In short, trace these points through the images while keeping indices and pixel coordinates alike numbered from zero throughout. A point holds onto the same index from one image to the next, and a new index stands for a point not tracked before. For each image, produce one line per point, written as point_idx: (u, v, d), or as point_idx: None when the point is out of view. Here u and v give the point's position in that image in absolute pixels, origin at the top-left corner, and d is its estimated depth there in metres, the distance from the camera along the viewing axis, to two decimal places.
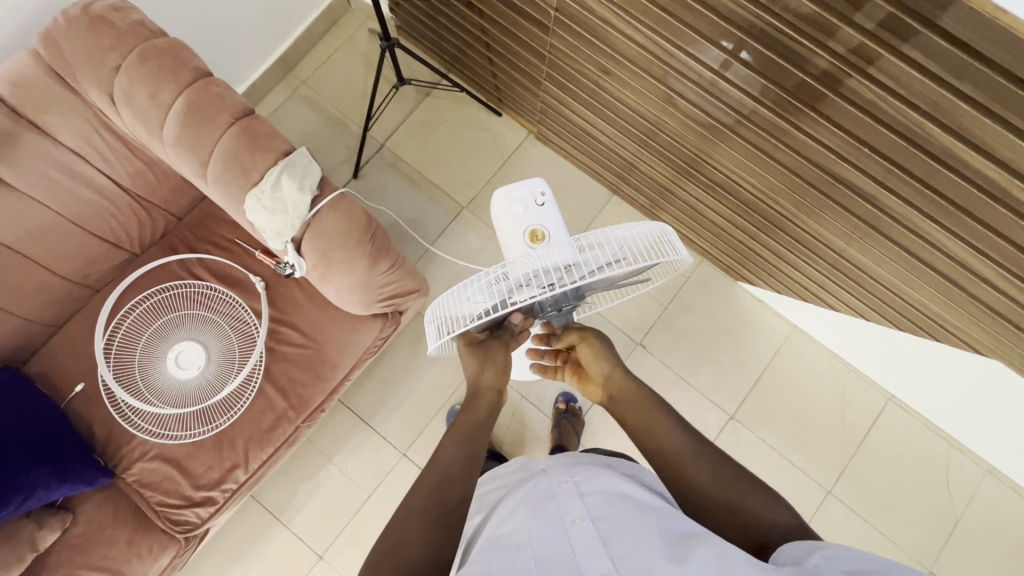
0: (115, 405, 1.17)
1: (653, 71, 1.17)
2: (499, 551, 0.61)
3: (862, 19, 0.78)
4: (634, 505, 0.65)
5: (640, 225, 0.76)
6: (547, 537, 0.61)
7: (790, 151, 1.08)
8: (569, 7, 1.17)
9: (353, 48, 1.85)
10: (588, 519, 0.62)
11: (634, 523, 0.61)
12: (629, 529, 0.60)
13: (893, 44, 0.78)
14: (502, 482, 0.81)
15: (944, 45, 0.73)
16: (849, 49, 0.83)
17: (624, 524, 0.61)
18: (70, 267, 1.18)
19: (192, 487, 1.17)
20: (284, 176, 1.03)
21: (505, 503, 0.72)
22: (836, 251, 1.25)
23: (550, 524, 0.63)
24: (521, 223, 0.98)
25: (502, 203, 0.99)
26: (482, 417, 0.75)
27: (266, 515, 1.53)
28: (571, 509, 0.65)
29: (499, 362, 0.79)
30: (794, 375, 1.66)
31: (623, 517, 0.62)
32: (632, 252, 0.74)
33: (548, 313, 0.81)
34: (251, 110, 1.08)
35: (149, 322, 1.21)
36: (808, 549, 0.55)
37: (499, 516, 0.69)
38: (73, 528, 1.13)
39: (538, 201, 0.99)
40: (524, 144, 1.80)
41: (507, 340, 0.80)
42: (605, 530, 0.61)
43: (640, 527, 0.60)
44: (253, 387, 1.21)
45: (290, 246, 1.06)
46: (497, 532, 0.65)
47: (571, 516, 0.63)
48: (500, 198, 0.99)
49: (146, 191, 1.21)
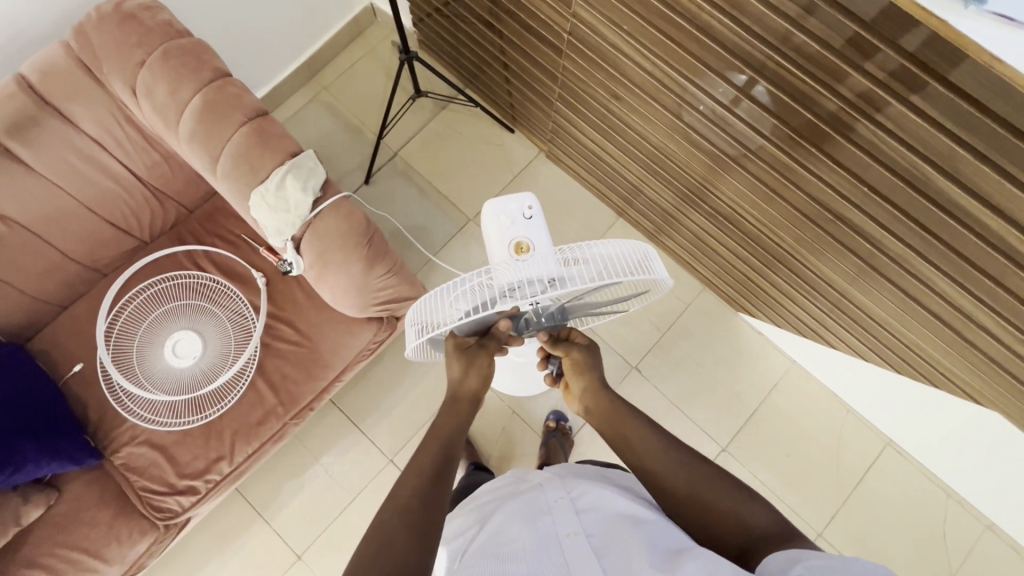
0: (112, 388, 1.20)
1: (664, 101, 1.19)
2: (495, 558, 0.62)
3: (872, 67, 0.79)
4: (627, 519, 0.67)
5: (624, 244, 0.74)
6: (541, 547, 0.62)
7: (795, 189, 1.09)
8: (582, 32, 1.20)
9: (376, 59, 1.90)
10: (582, 534, 0.64)
11: (626, 538, 0.63)
12: (622, 543, 0.62)
13: (902, 93, 0.79)
14: (497, 494, 0.82)
15: (947, 94, 0.74)
16: (856, 94, 0.84)
17: (618, 540, 0.63)
18: (80, 251, 1.21)
19: (176, 475, 1.18)
20: (289, 175, 1.03)
21: (500, 514, 0.73)
22: (838, 290, 1.24)
23: (544, 536, 0.64)
24: (507, 236, 0.92)
25: (490, 215, 0.93)
26: (460, 426, 0.75)
27: (250, 511, 1.54)
28: (565, 522, 0.66)
29: (483, 369, 0.79)
30: (790, 412, 1.64)
31: (615, 533, 0.64)
32: (614, 268, 0.72)
33: (531, 329, 0.85)
34: (264, 111, 1.09)
35: (150, 310, 1.24)
36: (791, 560, 0.54)
37: (494, 525, 0.71)
38: (57, 505, 1.15)
39: (526, 215, 0.93)
40: (534, 162, 1.83)
41: (493, 348, 0.82)
42: (598, 544, 0.63)
43: (632, 540, 0.62)
44: (244, 380, 1.22)
45: (289, 244, 1.06)
46: (493, 541, 0.67)
47: (565, 529, 0.65)
48: (488, 211, 0.93)
49: (160, 182, 1.23)
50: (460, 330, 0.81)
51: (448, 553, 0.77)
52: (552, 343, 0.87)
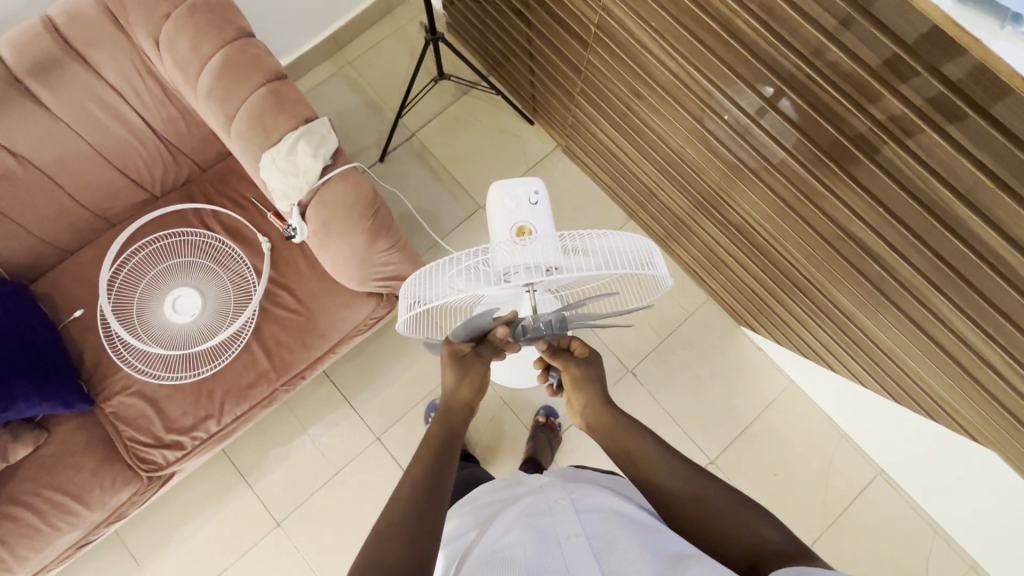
0: (110, 337, 1.21)
1: (686, 104, 1.17)
2: (499, 564, 0.63)
3: (909, 92, 0.77)
4: (628, 522, 0.69)
5: (628, 238, 0.70)
6: (543, 551, 0.64)
7: (811, 206, 1.07)
8: (610, 27, 1.19)
9: (403, 38, 1.90)
10: (582, 536, 0.66)
11: (627, 542, 0.65)
12: (623, 547, 0.64)
13: (937, 121, 0.77)
14: (496, 493, 0.83)
15: (981, 123, 0.71)
16: (888, 117, 0.82)
17: (619, 544, 0.65)
18: (91, 199, 1.21)
19: (164, 429, 1.19)
20: (301, 140, 1.02)
21: (500, 516, 0.75)
22: (844, 313, 1.22)
23: (546, 539, 0.66)
24: (509, 219, 0.91)
25: (495, 195, 0.92)
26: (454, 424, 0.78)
27: (234, 474, 1.55)
28: (566, 524, 0.68)
29: (477, 378, 0.82)
30: (783, 432, 1.62)
31: (616, 536, 0.66)
32: (614, 263, 0.69)
33: (529, 336, 0.81)
34: (283, 75, 1.08)
35: (154, 264, 1.25)
36: None
37: (495, 528, 0.73)
38: (46, 446, 1.17)
39: (531, 200, 0.92)
40: (550, 156, 1.81)
41: (488, 355, 0.84)
42: (598, 547, 0.65)
43: (632, 544, 0.64)
44: (240, 342, 1.23)
45: (295, 209, 1.06)
46: (496, 544, 0.68)
47: (566, 532, 0.67)
48: (494, 190, 0.92)
49: (176, 138, 1.23)
50: (456, 340, 0.82)
51: (445, 556, 0.78)
52: (552, 355, 0.86)
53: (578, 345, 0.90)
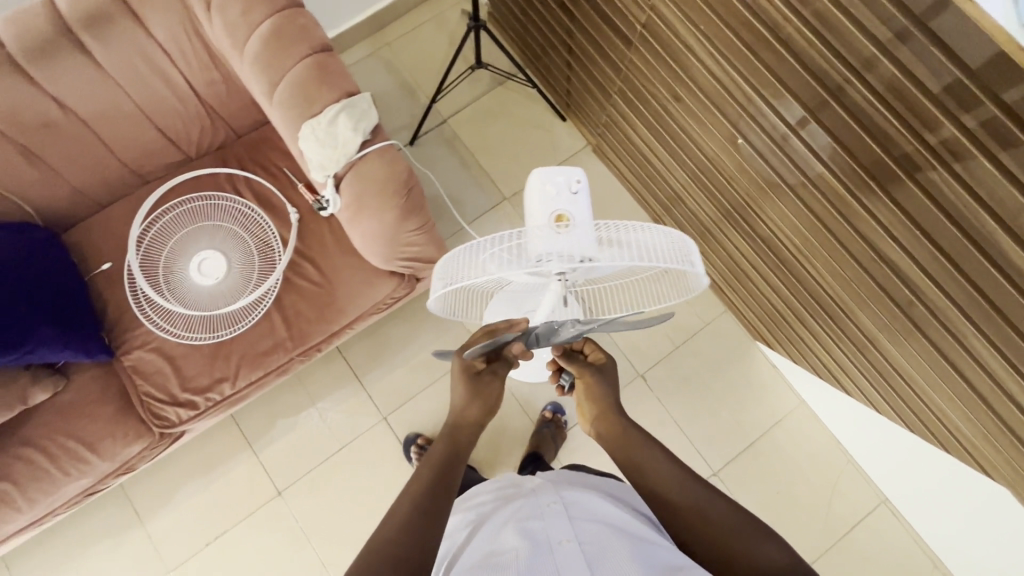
0: (135, 292, 1.23)
1: (726, 111, 1.16)
2: (491, 564, 0.65)
3: (966, 117, 0.76)
4: (619, 531, 0.71)
5: (666, 232, 0.68)
6: (536, 555, 0.66)
7: (845, 224, 1.06)
8: (656, 27, 1.18)
9: (444, 24, 1.90)
10: (574, 541, 0.68)
11: (617, 549, 0.66)
12: (614, 554, 0.66)
13: (990, 148, 0.76)
14: (492, 496, 0.85)
15: None
16: (939, 139, 0.81)
17: (609, 550, 0.66)
18: (129, 155, 1.23)
19: (179, 388, 1.21)
20: (343, 113, 1.01)
21: (494, 519, 0.77)
22: (866, 336, 1.21)
23: (538, 544, 0.68)
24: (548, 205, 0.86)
25: (537, 179, 0.86)
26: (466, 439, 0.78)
27: (240, 439, 1.57)
28: (558, 529, 0.70)
29: (486, 398, 0.81)
30: (789, 450, 1.61)
31: (606, 542, 0.68)
32: (651, 255, 0.66)
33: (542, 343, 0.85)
34: (329, 47, 1.08)
35: (183, 224, 1.27)
36: None
37: (489, 531, 0.75)
38: (64, 392, 1.19)
39: (572, 189, 0.87)
40: (580, 154, 1.81)
41: (502, 370, 0.85)
42: (588, 551, 0.67)
43: (622, 551, 0.66)
44: (260, 309, 1.24)
45: (330, 180, 1.05)
46: (491, 546, 0.70)
47: (558, 537, 0.69)
48: (536, 174, 0.86)
49: (217, 102, 1.24)
50: (469, 356, 0.80)
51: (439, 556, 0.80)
52: (567, 361, 0.89)
53: (593, 351, 0.91)
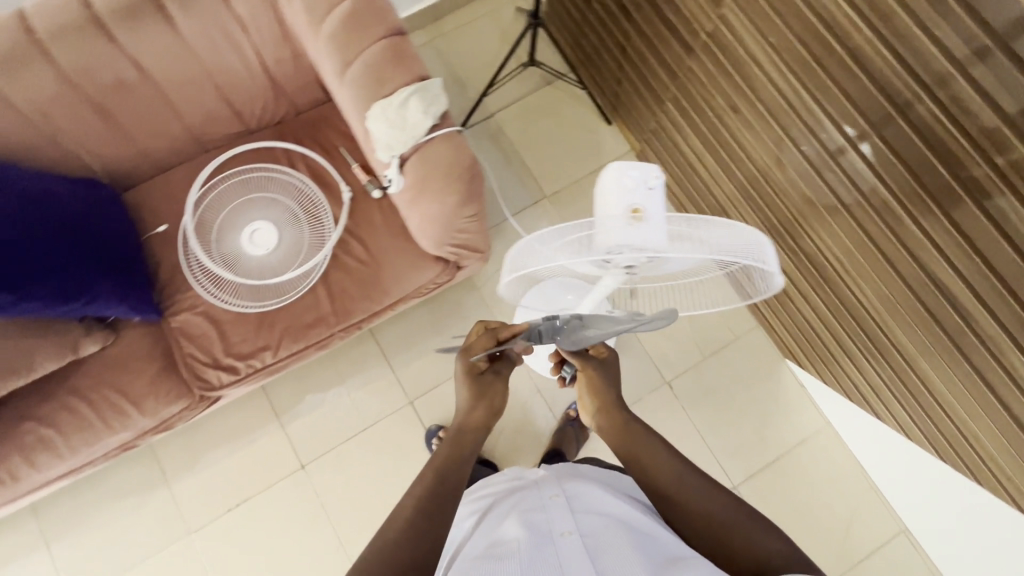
0: (188, 257, 1.26)
1: (785, 124, 1.17)
2: (493, 557, 0.65)
3: None
4: (621, 525, 0.70)
5: (742, 230, 0.65)
6: (538, 546, 0.66)
7: (898, 246, 1.06)
8: (723, 36, 1.19)
9: (499, 20, 1.92)
10: (576, 532, 0.68)
11: (620, 542, 0.66)
12: (616, 546, 0.65)
13: None
14: (501, 489, 0.87)
15: None
16: (1011, 166, 0.81)
17: (611, 543, 0.66)
18: (194, 122, 1.26)
19: (223, 352, 1.23)
20: (414, 96, 1.03)
21: (498, 513, 0.77)
22: (907, 361, 1.20)
23: (540, 536, 0.68)
24: (622, 201, 0.73)
25: (608, 177, 0.75)
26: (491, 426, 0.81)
27: (268, 410, 1.60)
28: (560, 521, 0.70)
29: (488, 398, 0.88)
30: (810, 471, 1.60)
31: (609, 535, 0.68)
32: (723, 248, 0.65)
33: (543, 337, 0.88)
34: (402, 31, 1.10)
35: (238, 194, 1.30)
36: None
37: (492, 524, 0.75)
38: (113, 346, 1.23)
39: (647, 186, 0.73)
40: (623, 158, 1.82)
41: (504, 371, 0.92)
42: (591, 543, 0.67)
43: (625, 544, 0.66)
44: (307, 283, 1.26)
45: (395, 161, 1.07)
46: (494, 538, 0.71)
47: (560, 528, 0.69)
48: (607, 171, 0.75)
49: (282, 78, 1.26)
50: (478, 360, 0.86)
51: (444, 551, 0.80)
52: (572, 354, 0.91)
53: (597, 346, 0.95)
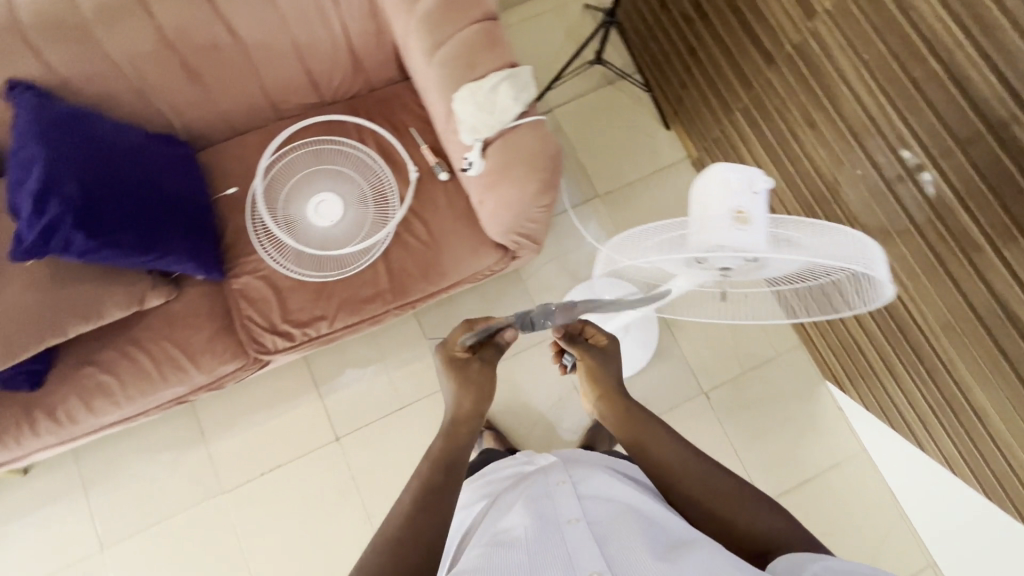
0: (255, 220, 1.28)
1: (866, 142, 1.16)
2: (502, 546, 0.66)
3: None
4: (629, 512, 0.70)
5: (846, 235, 0.63)
6: (545, 535, 0.66)
7: (974, 274, 1.05)
8: (811, 50, 1.20)
9: (566, 15, 1.92)
10: (582, 520, 0.68)
11: (627, 528, 0.66)
12: (623, 533, 0.65)
13: None
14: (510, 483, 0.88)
15: None
16: None
17: (619, 529, 0.66)
18: (272, 89, 1.28)
19: (280, 318, 1.25)
20: (505, 82, 1.03)
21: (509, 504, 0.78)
22: (963, 393, 1.18)
23: (548, 524, 0.69)
24: (724, 205, 0.74)
25: (709, 178, 0.77)
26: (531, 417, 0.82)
27: (308, 380, 1.62)
28: (567, 510, 0.71)
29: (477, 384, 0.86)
30: (842, 495, 1.59)
31: (616, 522, 0.68)
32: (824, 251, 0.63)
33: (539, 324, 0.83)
34: (494, 16, 1.11)
35: (308, 164, 1.31)
36: (809, 558, 0.58)
37: (503, 515, 0.75)
38: (175, 302, 1.25)
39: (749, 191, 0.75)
40: (678, 164, 1.81)
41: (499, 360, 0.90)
42: (599, 531, 0.66)
43: (631, 530, 0.65)
44: (368, 257, 1.27)
45: (478, 144, 1.06)
46: (503, 527, 0.71)
47: (567, 516, 0.69)
48: (709, 174, 0.77)
49: (363, 53, 1.28)
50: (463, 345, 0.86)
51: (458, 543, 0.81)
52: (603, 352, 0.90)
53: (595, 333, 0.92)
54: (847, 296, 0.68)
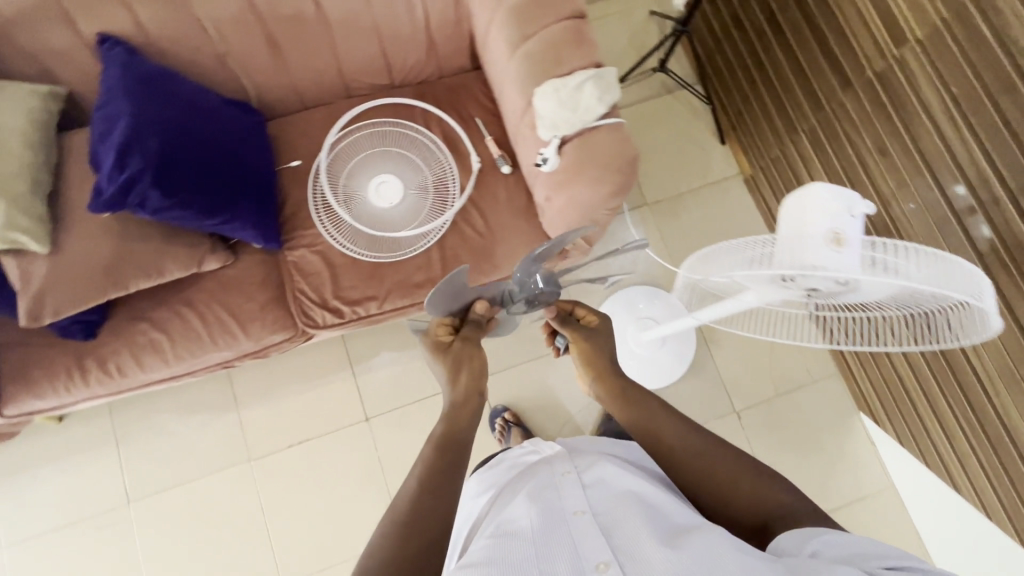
0: (316, 192, 1.29)
1: (941, 176, 1.14)
2: (506, 538, 0.65)
3: None
4: (635, 501, 0.69)
5: (951, 267, 0.61)
6: (550, 526, 0.65)
7: None
8: (894, 79, 1.20)
9: (631, 20, 1.91)
10: (587, 511, 0.67)
11: (632, 518, 0.65)
12: (628, 523, 0.64)
13: None
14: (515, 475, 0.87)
15: None
16: None
17: (623, 519, 0.65)
18: (346, 66, 1.28)
19: (332, 294, 1.26)
20: (591, 81, 1.03)
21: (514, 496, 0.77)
22: (1013, 441, 1.16)
23: (553, 515, 0.68)
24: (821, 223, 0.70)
25: (806, 196, 0.72)
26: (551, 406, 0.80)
27: (344, 358, 1.63)
28: (572, 501, 0.70)
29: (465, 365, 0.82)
30: (866, 529, 1.57)
31: (620, 511, 0.67)
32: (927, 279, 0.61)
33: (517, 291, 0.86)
34: (581, 15, 1.10)
35: (372, 143, 1.31)
36: (805, 536, 0.61)
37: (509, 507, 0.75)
38: (231, 268, 1.26)
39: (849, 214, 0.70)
40: (730, 180, 1.79)
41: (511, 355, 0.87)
42: (605, 522, 0.65)
43: (636, 520, 0.64)
44: (423, 243, 1.28)
45: (555, 141, 1.06)
46: (508, 518, 0.70)
47: (573, 508, 0.68)
48: (807, 190, 0.72)
49: (440, 39, 1.28)
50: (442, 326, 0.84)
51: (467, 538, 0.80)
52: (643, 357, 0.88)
53: (587, 315, 0.91)
54: (944, 328, 0.67)
